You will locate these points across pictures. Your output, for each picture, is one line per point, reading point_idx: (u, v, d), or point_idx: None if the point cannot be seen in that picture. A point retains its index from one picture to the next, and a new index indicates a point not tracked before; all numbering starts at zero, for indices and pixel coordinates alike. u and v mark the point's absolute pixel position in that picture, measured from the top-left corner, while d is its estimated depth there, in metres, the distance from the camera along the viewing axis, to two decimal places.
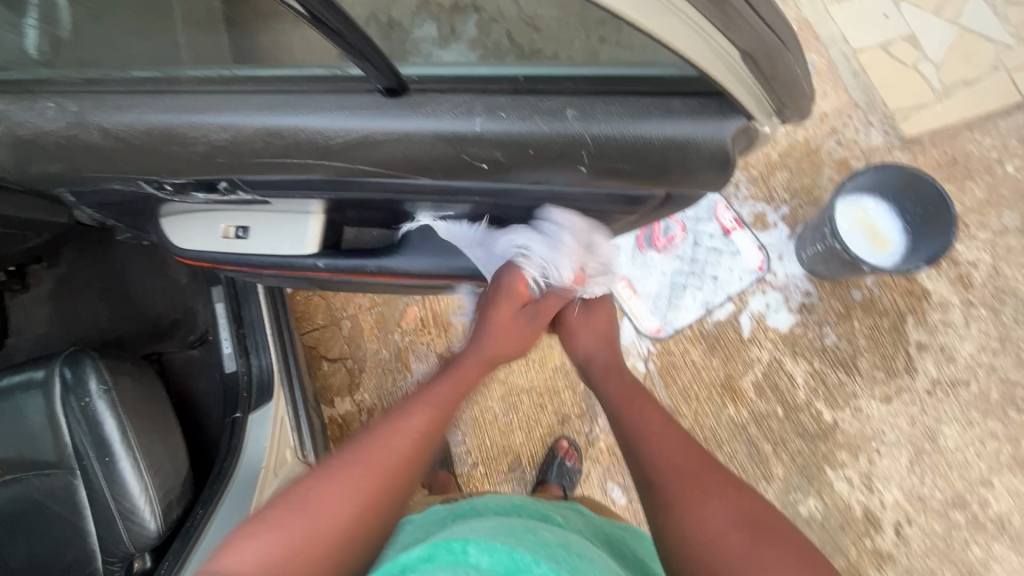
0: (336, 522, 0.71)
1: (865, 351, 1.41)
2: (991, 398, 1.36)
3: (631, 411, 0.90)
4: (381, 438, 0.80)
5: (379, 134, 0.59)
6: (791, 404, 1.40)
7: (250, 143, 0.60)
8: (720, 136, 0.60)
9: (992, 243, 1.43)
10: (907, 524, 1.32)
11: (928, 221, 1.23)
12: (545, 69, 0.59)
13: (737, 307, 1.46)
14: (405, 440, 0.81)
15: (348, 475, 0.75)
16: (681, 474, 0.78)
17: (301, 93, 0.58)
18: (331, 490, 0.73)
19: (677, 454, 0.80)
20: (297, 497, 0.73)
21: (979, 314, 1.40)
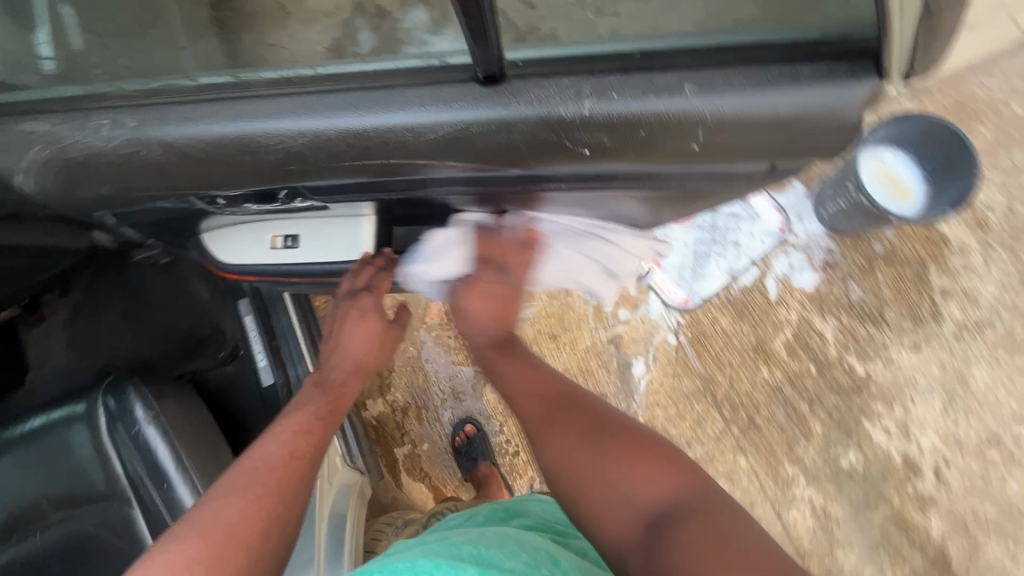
0: (240, 528, 0.66)
1: (891, 303, 1.42)
2: (1018, 336, 1.38)
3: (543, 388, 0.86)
4: (253, 458, 0.75)
5: (473, 125, 0.54)
6: (823, 361, 1.41)
7: (331, 147, 0.55)
8: (848, 101, 0.53)
9: (1005, 183, 1.44)
10: (946, 467, 1.35)
11: (946, 168, 1.23)
12: (659, 45, 0.55)
13: (762, 271, 1.46)
14: (283, 448, 0.78)
15: (249, 480, 0.72)
16: (575, 415, 0.82)
17: (386, 89, 0.54)
18: (229, 504, 0.68)
19: (533, 387, 0.87)
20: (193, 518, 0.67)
21: (999, 255, 1.41)
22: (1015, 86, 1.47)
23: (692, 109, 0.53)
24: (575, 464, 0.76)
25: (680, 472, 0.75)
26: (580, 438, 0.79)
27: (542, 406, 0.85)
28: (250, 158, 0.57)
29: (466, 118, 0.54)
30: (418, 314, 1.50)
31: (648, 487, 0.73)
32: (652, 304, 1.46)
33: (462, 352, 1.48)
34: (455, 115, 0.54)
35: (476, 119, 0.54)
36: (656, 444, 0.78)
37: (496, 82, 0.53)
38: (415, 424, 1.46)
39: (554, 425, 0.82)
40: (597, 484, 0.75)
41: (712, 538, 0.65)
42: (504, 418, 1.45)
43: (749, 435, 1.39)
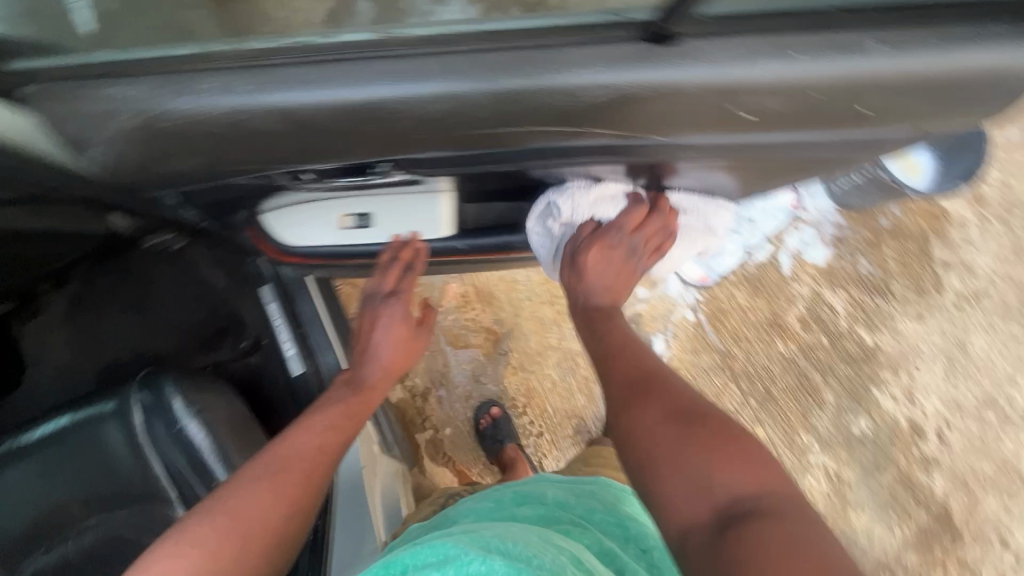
0: (254, 525, 0.58)
1: (896, 275, 1.48)
2: (1012, 304, 1.46)
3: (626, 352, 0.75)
4: (278, 452, 0.65)
5: (641, 87, 0.42)
6: (835, 333, 1.46)
7: (442, 148, 0.47)
8: None
9: (1000, 159, 1.50)
10: (947, 429, 1.42)
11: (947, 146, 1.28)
12: None
13: (775, 247, 1.49)
14: (314, 446, 0.67)
15: (278, 473, 0.62)
16: (659, 392, 0.68)
17: (518, 49, 0.40)
18: (246, 498, 0.59)
19: (623, 362, 0.74)
20: (214, 502, 0.59)
21: (994, 228, 1.49)
22: None
23: (876, 69, 0.43)
24: (661, 433, 0.63)
25: (759, 459, 0.60)
26: (669, 413, 0.65)
27: (631, 379, 0.71)
28: (322, 149, 0.45)
29: (638, 85, 0.41)
30: (435, 297, 1.46)
31: (714, 485, 0.58)
32: (671, 282, 1.47)
33: (481, 335, 1.46)
34: (623, 80, 0.41)
35: (651, 79, 0.41)
36: (744, 469, 0.59)
37: (665, 40, 0.41)
38: (436, 409, 1.44)
39: (645, 396, 0.68)
40: (680, 464, 0.60)
41: (792, 540, 0.51)
42: (527, 400, 1.44)
43: (766, 407, 1.44)
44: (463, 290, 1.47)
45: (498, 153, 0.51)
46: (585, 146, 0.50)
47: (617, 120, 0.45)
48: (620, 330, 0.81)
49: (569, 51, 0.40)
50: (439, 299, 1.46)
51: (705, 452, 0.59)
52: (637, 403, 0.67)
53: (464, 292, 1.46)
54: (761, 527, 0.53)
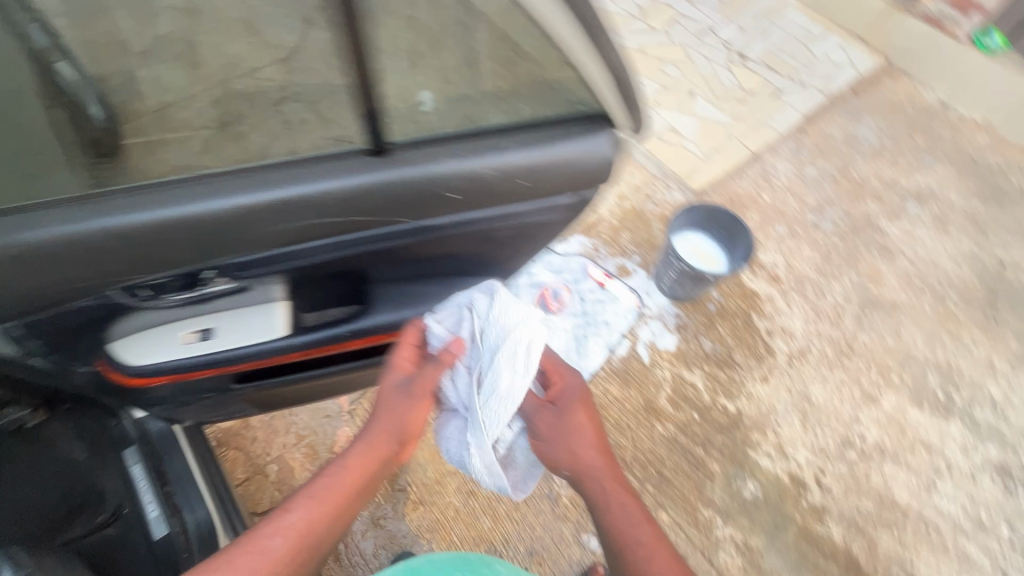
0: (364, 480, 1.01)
1: (735, 348, 1.72)
2: (832, 354, 1.73)
3: (574, 433, 1.13)
4: (274, 528, 0.92)
5: (391, 200, 0.85)
6: (702, 406, 1.61)
7: (251, 249, 0.85)
8: (602, 146, 0.90)
9: (779, 248, 1.93)
10: (823, 475, 1.54)
11: (713, 224, 1.66)
12: (455, 167, 0.85)
13: (632, 341, 1.70)
14: (299, 526, 0.93)
15: (375, 446, 1.03)
16: (578, 440, 1.13)
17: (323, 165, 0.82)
18: (384, 410, 1.05)
19: (586, 452, 1.12)
20: (308, 492, 0.97)
21: (793, 298, 1.83)
22: (762, 185, 2.06)
23: (463, 170, 0.85)
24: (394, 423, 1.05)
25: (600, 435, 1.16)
26: (592, 465, 1.12)
27: (546, 419, 1.14)
28: (20, 264, 0.75)
29: (406, 200, 0.86)
30: (326, 444, 1.48)
31: (556, 432, 1.13)
32: None
33: None
34: (432, 185, 0.85)
35: (422, 183, 0.85)
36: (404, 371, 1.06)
37: (385, 151, 0.83)
38: (334, 567, 1.35)
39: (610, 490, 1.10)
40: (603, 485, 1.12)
41: (576, 446, 1.13)
42: (431, 536, 1.40)
43: (662, 490, 1.49)
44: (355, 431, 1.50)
45: (306, 248, 0.90)
46: (349, 246, 0.94)
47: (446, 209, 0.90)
48: (575, 440, 1.13)
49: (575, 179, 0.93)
50: (330, 445, 1.48)
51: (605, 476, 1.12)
52: (571, 449, 1.12)
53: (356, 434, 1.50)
54: (615, 473, 1.13)
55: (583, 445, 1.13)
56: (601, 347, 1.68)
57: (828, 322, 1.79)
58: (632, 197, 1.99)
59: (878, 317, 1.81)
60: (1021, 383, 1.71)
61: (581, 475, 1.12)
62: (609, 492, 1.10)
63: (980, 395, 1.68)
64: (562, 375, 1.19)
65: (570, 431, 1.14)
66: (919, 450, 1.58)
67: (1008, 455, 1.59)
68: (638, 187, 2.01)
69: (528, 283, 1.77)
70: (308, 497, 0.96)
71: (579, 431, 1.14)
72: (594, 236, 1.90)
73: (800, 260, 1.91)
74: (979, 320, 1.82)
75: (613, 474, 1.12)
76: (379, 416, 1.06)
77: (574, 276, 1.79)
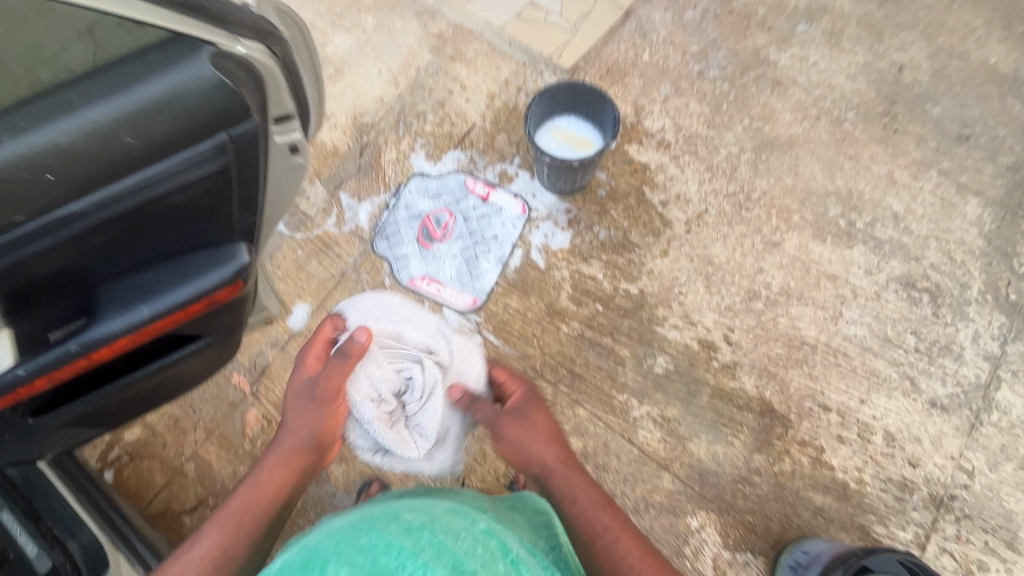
0: (277, 491, 1.04)
1: (632, 229, 1.65)
2: (730, 209, 1.67)
3: (536, 436, 1.14)
4: (187, 558, 0.91)
5: None
6: (605, 296, 1.58)
7: None
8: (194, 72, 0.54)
9: (666, 109, 1.79)
10: (732, 333, 1.54)
11: (578, 105, 1.55)
12: None
13: (525, 249, 1.63)
14: (213, 549, 0.93)
15: (291, 457, 1.07)
16: (546, 445, 1.14)
17: None
18: (292, 423, 1.09)
19: (552, 452, 1.13)
20: (223, 515, 0.98)
21: (686, 161, 1.73)
22: (639, 43, 1.88)
23: None
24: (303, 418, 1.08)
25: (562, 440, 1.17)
26: (564, 471, 1.11)
27: (512, 425, 1.15)
28: None
29: None
30: (237, 430, 1.47)
31: (525, 439, 1.14)
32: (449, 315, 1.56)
33: None
34: None
35: None
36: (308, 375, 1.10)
37: None
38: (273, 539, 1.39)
39: (575, 492, 1.08)
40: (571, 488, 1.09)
41: (545, 450, 1.13)
42: (359, 487, 1.42)
43: (576, 387, 1.49)
44: (264, 411, 1.49)
45: None
46: None
47: (187, 240, 0.69)
48: (540, 443, 1.14)
49: (288, 82, 0.67)
50: (242, 430, 1.48)
51: (569, 475, 1.11)
52: (542, 460, 1.12)
53: (265, 413, 1.49)
54: (578, 472, 1.12)
55: (550, 447, 1.13)
56: (493, 264, 1.62)
57: (724, 177, 1.70)
58: (502, 94, 1.82)
59: (775, 158, 1.72)
60: (924, 190, 1.65)
61: (547, 473, 1.11)
62: (571, 487, 1.09)
63: (883, 212, 1.64)
64: (517, 385, 1.23)
65: (541, 435, 1.15)
66: (823, 283, 1.58)
67: (911, 266, 1.58)
68: (507, 80, 1.83)
69: (408, 217, 1.67)
70: (218, 523, 0.96)
71: (546, 432, 1.16)
72: (469, 146, 1.76)
73: (689, 117, 1.78)
74: (879, 135, 1.73)
75: (581, 477, 1.11)
76: (293, 414, 1.10)
77: (453, 197, 1.69)
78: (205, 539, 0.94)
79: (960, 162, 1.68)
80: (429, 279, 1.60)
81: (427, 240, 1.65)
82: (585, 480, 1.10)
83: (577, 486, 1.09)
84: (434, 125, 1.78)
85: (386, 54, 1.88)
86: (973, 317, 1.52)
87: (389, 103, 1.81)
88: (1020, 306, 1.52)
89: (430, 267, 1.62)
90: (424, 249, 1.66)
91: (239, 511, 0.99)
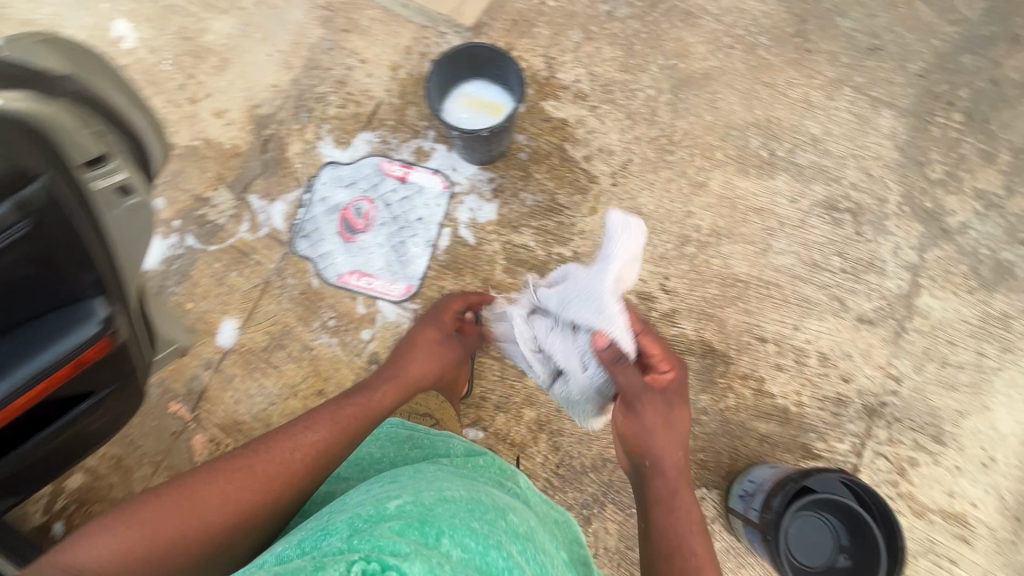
0: (356, 422, 1.11)
1: (558, 190, 1.61)
2: (653, 155, 1.63)
3: (668, 454, 1.09)
4: (258, 462, 1.00)
5: None
6: (539, 264, 1.55)
7: None
8: None
9: (578, 57, 1.71)
10: (668, 281, 1.55)
11: (482, 67, 1.47)
12: None
13: (453, 227, 1.58)
14: (289, 461, 1.01)
15: (365, 408, 1.13)
16: (668, 476, 1.09)
17: None
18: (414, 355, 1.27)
19: (679, 473, 1.09)
20: (276, 453, 1.02)
21: (604, 110, 1.67)
22: None
23: None
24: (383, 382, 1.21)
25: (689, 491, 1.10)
26: (666, 483, 1.09)
27: (651, 454, 1.10)
28: None
29: None
30: (184, 459, 1.43)
31: (657, 432, 1.10)
32: (384, 307, 1.51)
33: None
34: None
35: None
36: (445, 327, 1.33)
37: None
38: None
39: (678, 515, 1.06)
40: (671, 499, 1.07)
41: (687, 507, 1.07)
42: None
43: None
44: (208, 435, 1.44)
45: None
46: None
47: (32, 303, 0.65)
48: (653, 421, 1.10)
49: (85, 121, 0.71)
50: (188, 458, 1.43)
51: (681, 504, 1.07)
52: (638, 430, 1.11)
53: (209, 437, 1.44)
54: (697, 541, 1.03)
55: (665, 443, 1.10)
56: (422, 247, 1.56)
57: (645, 122, 1.66)
58: (406, 63, 1.70)
59: (693, 95, 1.68)
60: (840, 109, 1.65)
61: (659, 468, 1.09)
62: (681, 521, 1.04)
63: (802, 137, 1.64)
64: (673, 368, 1.15)
65: (678, 476, 1.09)
66: (750, 218, 1.58)
67: (832, 188, 1.60)
68: (408, 47, 1.71)
69: (325, 210, 1.59)
70: (325, 421, 1.08)
71: (682, 492, 1.08)
72: (379, 125, 1.66)
73: (602, 63, 1.71)
74: (793, 58, 1.70)
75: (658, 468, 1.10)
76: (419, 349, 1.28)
77: (369, 183, 1.60)
78: (269, 469, 0.99)
79: (872, 75, 1.68)
80: (358, 272, 1.54)
81: (350, 232, 1.58)
82: (677, 477, 1.09)
83: (664, 462, 1.09)
84: (338, 107, 1.67)
85: (273, 34, 1.72)
86: (893, 230, 1.56)
87: (285, 89, 1.68)
88: (935, 212, 1.57)
89: (357, 261, 1.55)
90: (348, 243, 1.58)
91: (347, 415, 1.11)
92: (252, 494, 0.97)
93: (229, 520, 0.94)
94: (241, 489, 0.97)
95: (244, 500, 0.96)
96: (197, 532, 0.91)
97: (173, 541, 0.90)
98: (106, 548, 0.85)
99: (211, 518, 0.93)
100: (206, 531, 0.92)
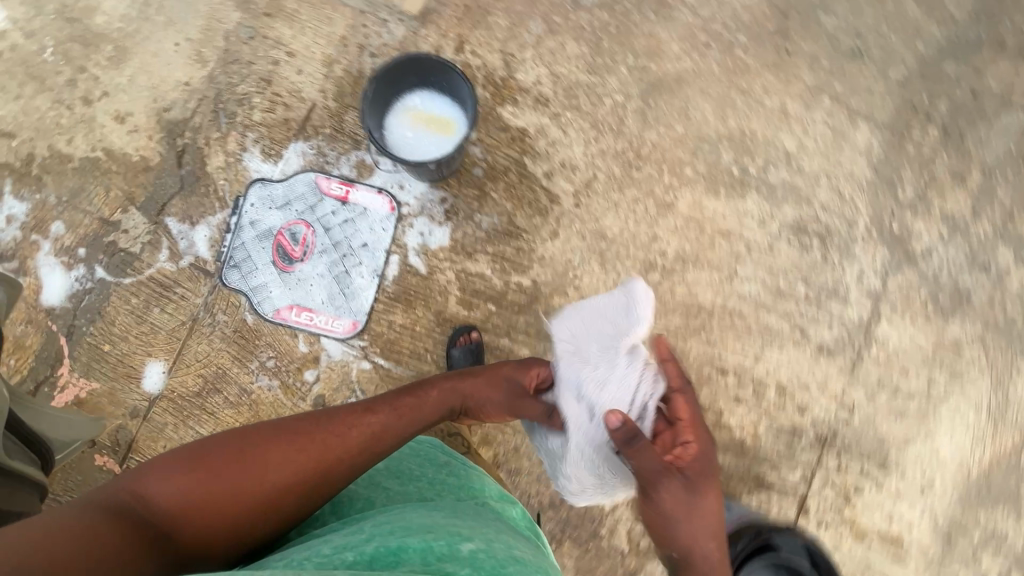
0: (422, 417, 1.05)
1: (517, 211, 1.47)
2: (619, 172, 1.51)
3: (705, 526, 0.95)
4: (320, 431, 0.93)
5: None
6: (497, 294, 1.45)
7: None
8: None
9: (539, 55, 1.52)
10: None
11: (428, 77, 1.29)
12: None
13: (402, 254, 1.44)
14: (355, 434, 0.94)
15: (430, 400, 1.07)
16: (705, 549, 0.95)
17: None
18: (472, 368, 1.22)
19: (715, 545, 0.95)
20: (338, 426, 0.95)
21: (567, 119, 1.52)
22: None
23: None
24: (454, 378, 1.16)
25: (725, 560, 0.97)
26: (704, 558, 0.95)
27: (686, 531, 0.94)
28: None
29: None
30: None
31: (689, 513, 0.93)
32: (329, 345, 1.40)
33: None
34: None
35: None
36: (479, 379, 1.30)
37: None
38: None
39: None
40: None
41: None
42: None
43: None
44: None
45: None
46: None
47: None
48: (678, 498, 0.93)
49: None
50: None
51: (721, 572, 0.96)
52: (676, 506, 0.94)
53: None
54: None
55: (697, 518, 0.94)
56: (368, 278, 1.43)
57: (611, 133, 1.52)
58: (342, 57, 1.47)
59: (664, 103, 1.54)
60: (816, 122, 1.55)
61: (689, 560, 0.95)
62: None
63: (775, 152, 1.54)
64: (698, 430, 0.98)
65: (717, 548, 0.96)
66: (718, 242, 1.51)
67: (803, 209, 1.53)
68: (343, 37, 1.48)
69: (256, 236, 1.42)
70: (396, 408, 1.02)
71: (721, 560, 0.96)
72: (313, 133, 1.45)
73: (566, 62, 1.53)
74: (772, 60, 1.56)
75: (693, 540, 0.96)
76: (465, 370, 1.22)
77: (305, 204, 1.43)
78: (331, 436, 0.93)
79: (852, 82, 1.56)
80: (297, 307, 1.40)
81: (286, 261, 1.42)
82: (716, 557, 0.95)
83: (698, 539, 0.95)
84: (264, 111, 1.45)
85: (179, 18, 1.45)
86: (859, 255, 1.52)
87: (200, 89, 1.44)
88: (902, 236, 1.53)
89: (296, 294, 1.41)
90: (284, 273, 1.43)
91: (414, 400, 1.06)
92: (304, 466, 0.88)
93: (272, 497, 0.86)
94: (295, 459, 0.88)
95: (288, 472, 0.88)
96: (229, 509, 0.82)
97: (233, 495, 0.83)
98: (169, 492, 0.81)
99: (254, 485, 0.85)
100: (237, 507, 0.83)
